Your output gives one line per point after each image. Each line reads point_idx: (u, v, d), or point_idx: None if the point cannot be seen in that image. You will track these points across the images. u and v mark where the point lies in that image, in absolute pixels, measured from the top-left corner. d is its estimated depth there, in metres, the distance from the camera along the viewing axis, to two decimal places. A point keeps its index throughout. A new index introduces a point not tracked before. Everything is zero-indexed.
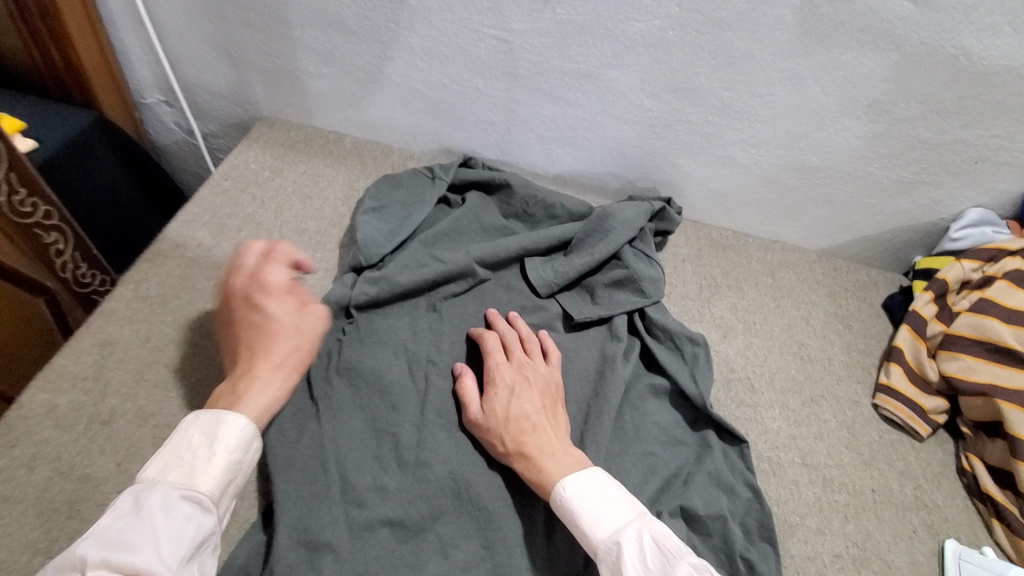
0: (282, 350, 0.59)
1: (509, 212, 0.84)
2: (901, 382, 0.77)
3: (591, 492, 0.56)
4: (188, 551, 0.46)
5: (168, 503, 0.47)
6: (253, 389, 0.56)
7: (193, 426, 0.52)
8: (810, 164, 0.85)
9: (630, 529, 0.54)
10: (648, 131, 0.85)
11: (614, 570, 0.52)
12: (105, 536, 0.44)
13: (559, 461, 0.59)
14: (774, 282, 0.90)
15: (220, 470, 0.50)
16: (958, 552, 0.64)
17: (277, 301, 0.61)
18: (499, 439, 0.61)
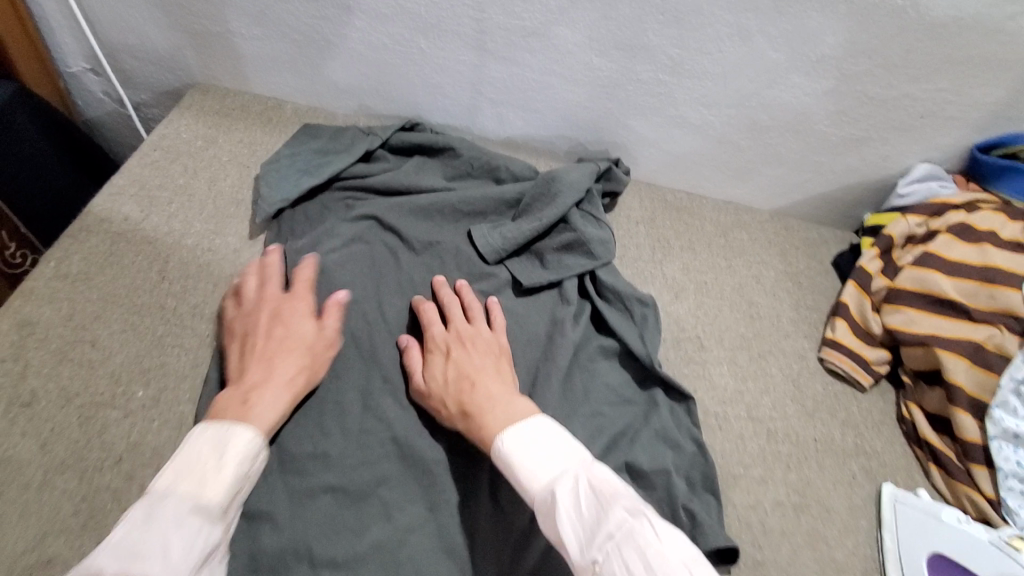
0: (295, 372, 0.58)
1: (451, 173, 0.84)
2: (846, 336, 0.79)
3: (529, 443, 0.55)
4: (200, 563, 0.45)
5: (177, 520, 0.45)
6: (260, 406, 0.54)
7: (201, 439, 0.50)
8: (761, 123, 0.84)
9: (569, 478, 0.52)
10: (600, 91, 0.83)
11: (549, 518, 0.50)
12: (117, 551, 0.43)
13: (500, 415, 0.58)
14: (726, 243, 0.91)
15: (228, 481, 0.48)
16: (894, 494, 0.65)
17: (302, 321, 0.62)
18: (442, 403, 0.60)
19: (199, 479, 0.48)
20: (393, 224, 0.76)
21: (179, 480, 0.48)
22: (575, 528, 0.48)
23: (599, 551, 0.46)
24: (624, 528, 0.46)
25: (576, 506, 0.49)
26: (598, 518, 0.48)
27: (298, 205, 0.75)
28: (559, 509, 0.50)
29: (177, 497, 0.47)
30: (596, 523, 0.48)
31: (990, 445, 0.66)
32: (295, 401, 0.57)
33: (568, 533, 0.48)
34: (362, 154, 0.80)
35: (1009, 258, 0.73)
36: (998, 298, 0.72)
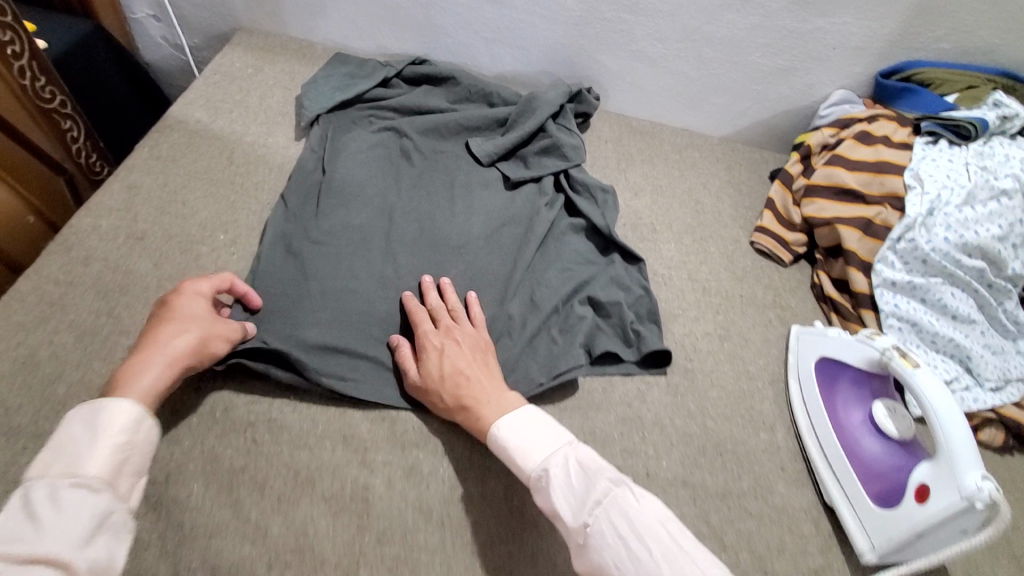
0: (181, 338, 0.60)
1: (453, 97, 1.03)
2: (772, 223, 0.97)
3: (521, 428, 0.62)
4: (94, 528, 0.45)
5: (52, 493, 0.45)
6: (134, 373, 0.56)
7: (72, 422, 0.51)
8: (705, 56, 1.03)
9: (558, 456, 0.60)
10: (573, 29, 1.02)
11: (544, 491, 0.58)
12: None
13: (494, 406, 0.65)
14: (680, 158, 1.10)
15: (108, 452, 0.49)
16: (797, 331, 0.83)
17: (189, 300, 0.64)
18: (438, 399, 0.66)
19: (76, 454, 0.49)
20: (407, 132, 0.95)
21: (53, 464, 0.48)
22: (568, 498, 0.57)
23: (590, 515, 0.55)
24: (609, 498, 0.55)
25: (568, 480, 0.58)
26: (587, 488, 0.56)
27: (332, 116, 0.95)
28: (553, 484, 0.58)
29: (54, 476, 0.47)
30: (586, 493, 0.56)
31: (875, 293, 0.85)
32: (179, 366, 0.59)
33: (564, 504, 0.57)
34: (381, 81, 1.00)
35: (897, 154, 0.91)
36: (887, 185, 0.89)
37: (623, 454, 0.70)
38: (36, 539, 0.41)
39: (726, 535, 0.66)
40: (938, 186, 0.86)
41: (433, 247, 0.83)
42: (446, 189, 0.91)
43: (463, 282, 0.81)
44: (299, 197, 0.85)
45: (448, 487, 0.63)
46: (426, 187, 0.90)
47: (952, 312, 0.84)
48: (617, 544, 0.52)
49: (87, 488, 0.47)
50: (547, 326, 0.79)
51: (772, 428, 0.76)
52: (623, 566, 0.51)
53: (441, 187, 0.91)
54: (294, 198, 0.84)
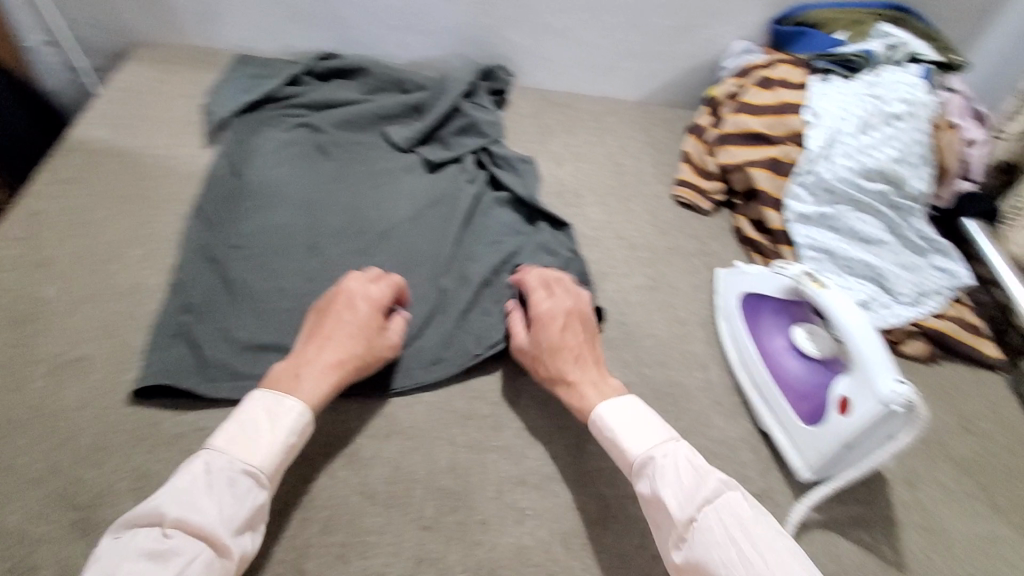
0: (354, 352, 0.65)
1: (366, 88, 1.03)
2: (689, 176, 1.01)
3: (623, 417, 0.63)
4: (245, 521, 0.53)
5: (226, 479, 0.54)
6: (308, 380, 0.61)
7: (258, 405, 0.58)
8: (608, 21, 1.06)
9: (667, 448, 0.61)
10: (477, 8, 1.03)
11: (650, 478, 0.59)
12: (177, 496, 0.52)
13: (586, 387, 0.67)
14: (599, 124, 1.12)
15: (273, 449, 0.56)
16: (722, 274, 0.87)
17: (365, 301, 0.69)
18: (536, 365, 0.70)
19: (252, 442, 0.56)
20: (321, 127, 0.94)
21: (231, 442, 0.56)
22: (672, 489, 0.57)
23: (698, 511, 0.56)
24: (724, 500, 0.57)
25: (677, 473, 0.59)
26: (698, 484, 0.58)
27: (239, 118, 0.93)
28: (660, 475, 0.59)
29: (232, 457, 0.55)
30: (698, 490, 0.57)
31: (788, 228, 0.90)
32: (341, 381, 0.63)
33: (669, 495, 0.57)
34: (289, 79, 0.99)
35: (794, 94, 0.95)
36: (789, 124, 0.93)
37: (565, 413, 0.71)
38: (207, 518, 0.51)
39: None
40: (834, 119, 0.91)
41: (358, 236, 0.83)
42: (366, 178, 0.90)
43: (391, 267, 0.80)
44: (212, 204, 0.82)
45: (391, 467, 0.64)
46: (344, 177, 0.89)
47: (861, 237, 0.89)
48: (728, 542, 0.54)
49: (251, 479, 0.55)
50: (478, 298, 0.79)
51: (706, 366, 0.79)
52: (733, 568, 0.52)
53: (361, 177, 0.90)
54: (207, 206, 0.82)
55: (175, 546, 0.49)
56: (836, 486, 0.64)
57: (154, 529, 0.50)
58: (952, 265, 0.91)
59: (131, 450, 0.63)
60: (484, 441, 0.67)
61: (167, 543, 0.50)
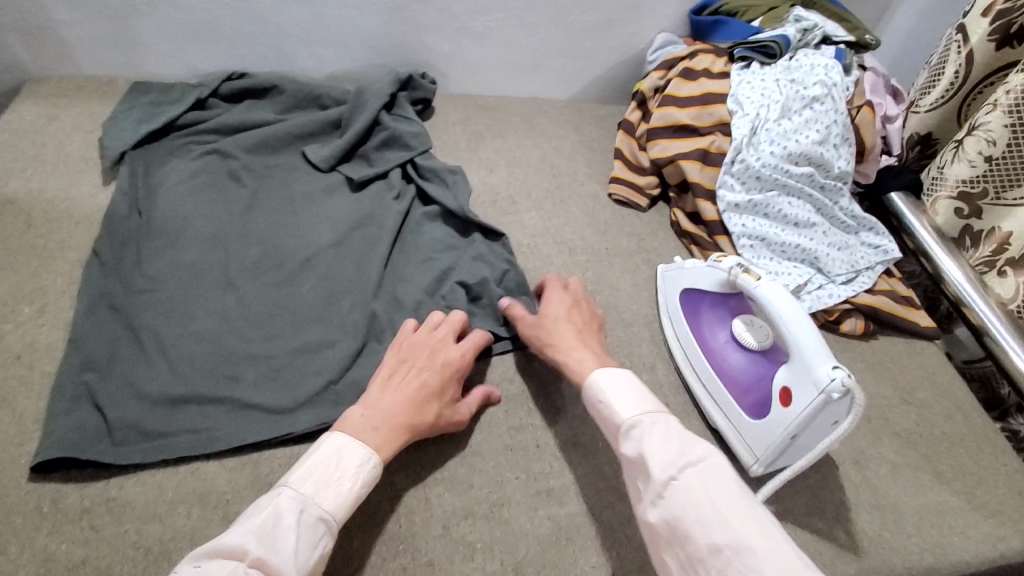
0: (426, 413, 0.62)
1: (282, 108, 0.98)
2: (623, 173, 1.00)
3: (618, 385, 0.62)
4: (313, 571, 0.50)
5: (307, 522, 0.51)
6: (381, 435, 0.59)
7: (339, 447, 0.56)
8: (529, 21, 1.03)
9: (658, 416, 0.59)
10: (391, 16, 0.99)
11: (635, 441, 0.57)
12: (258, 533, 0.48)
13: (586, 355, 0.67)
14: (531, 126, 1.10)
15: (350, 497, 0.54)
16: (662, 270, 0.87)
17: (448, 356, 0.67)
18: (539, 335, 0.71)
19: (326, 485, 0.54)
20: (232, 152, 0.88)
21: (314, 483, 0.54)
22: (656, 451, 0.55)
23: (678, 473, 0.53)
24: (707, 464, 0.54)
25: (661, 438, 0.56)
26: (683, 448, 0.55)
27: (140, 151, 0.87)
28: (646, 439, 0.57)
29: (313, 498, 0.53)
30: (682, 452, 0.55)
31: (723, 218, 0.90)
32: (403, 444, 0.60)
33: (651, 456, 0.55)
34: (195, 104, 0.93)
35: (717, 83, 0.96)
36: (715, 114, 0.93)
37: (511, 432, 0.69)
38: (282, 560, 0.48)
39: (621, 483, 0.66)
40: (756, 106, 0.91)
41: (280, 266, 0.78)
42: (286, 204, 0.85)
43: (317, 298, 0.76)
44: (113, 247, 0.76)
45: None
46: (261, 205, 0.84)
47: (793, 220, 0.90)
48: (706, 502, 0.51)
49: (324, 527, 0.52)
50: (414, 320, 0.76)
51: (652, 367, 0.78)
52: (710, 525, 0.50)
53: (280, 203, 0.85)
54: (107, 250, 0.75)
55: None
56: (787, 477, 0.63)
57: (233, 565, 0.46)
58: (880, 240, 0.93)
59: (31, 534, 0.56)
60: (428, 474, 0.64)
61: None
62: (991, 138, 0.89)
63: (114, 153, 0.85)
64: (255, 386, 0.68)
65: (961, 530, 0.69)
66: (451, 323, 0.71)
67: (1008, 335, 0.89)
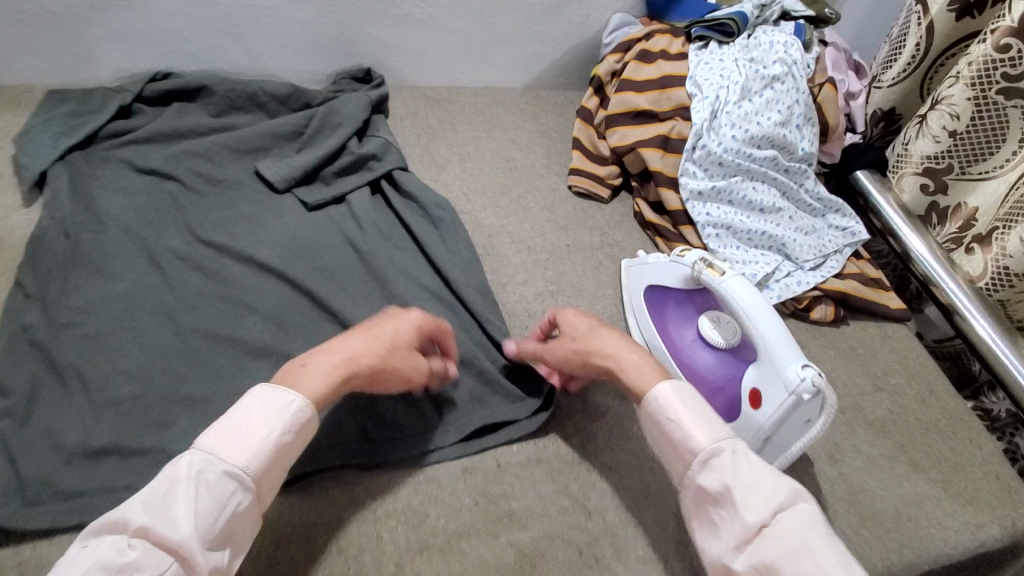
0: (367, 348, 0.57)
1: (216, 112, 0.91)
2: (582, 163, 0.96)
3: (687, 402, 0.56)
4: (219, 532, 0.46)
5: (207, 481, 0.46)
6: (314, 368, 0.54)
7: (259, 404, 0.51)
8: (475, 5, 0.97)
9: (738, 444, 0.53)
10: (323, 3, 0.92)
11: (721, 474, 0.51)
12: (149, 501, 0.45)
13: (641, 356, 0.59)
14: (484, 118, 1.04)
15: (263, 452, 0.49)
16: (626, 265, 0.83)
17: (408, 321, 0.62)
18: (578, 347, 0.63)
19: (237, 439, 0.49)
20: (162, 166, 0.82)
21: (219, 440, 0.49)
22: (746, 489, 0.49)
23: (770, 518, 0.48)
24: (797, 509, 0.49)
25: (749, 470, 0.51)
26: (772, 486, 0.50)
27: (57, 167, 0.79)
28: (733, 472, 0.51)
29: (219, 456, 0.48)
30: (772, 493, 0.49)
31: (687, 207, 0.87)
32: (343, 380, 0.55)
33: (741, 493, 0.49)
34: (118, 111, 0.86)
35: (675, 65, 0.92)
36: (673, 97, 0.90)
37: (470, 453, 0.64)
38: (172, 527, 0.44)
39: (589, 500, 0.63)
40: (715, 87, 0.86)
41: (215, 287, 0.72)
42: (223, 218, 0.79)
43: (256, 319, 0.70)
44: (34, 278, 0.69)
45: (268, 564, 0.54)
46: (196, 219, 0.78)
47: (758, 207, 0.86)
48: (803, 554, 0.45)
49: (234, 483, 0.48)
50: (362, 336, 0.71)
51: None
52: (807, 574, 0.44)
53: (217, 217, 0.79)
54: (29, 282, 0.68)
55: (133, 559, 0.42)
56: None
57: (116, 539, 0.43)
58: (847, 222, 0.90)
59: None
60: (381, 508, 0.59)
61: (129, 556, 0.42)
62: (954, 112, 0.86)
63: (35, 173, 0.78)
64: (188, 423, 0.61)
65: (939, 521, 0.67)
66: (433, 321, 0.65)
67: (977, 313, 0.87)
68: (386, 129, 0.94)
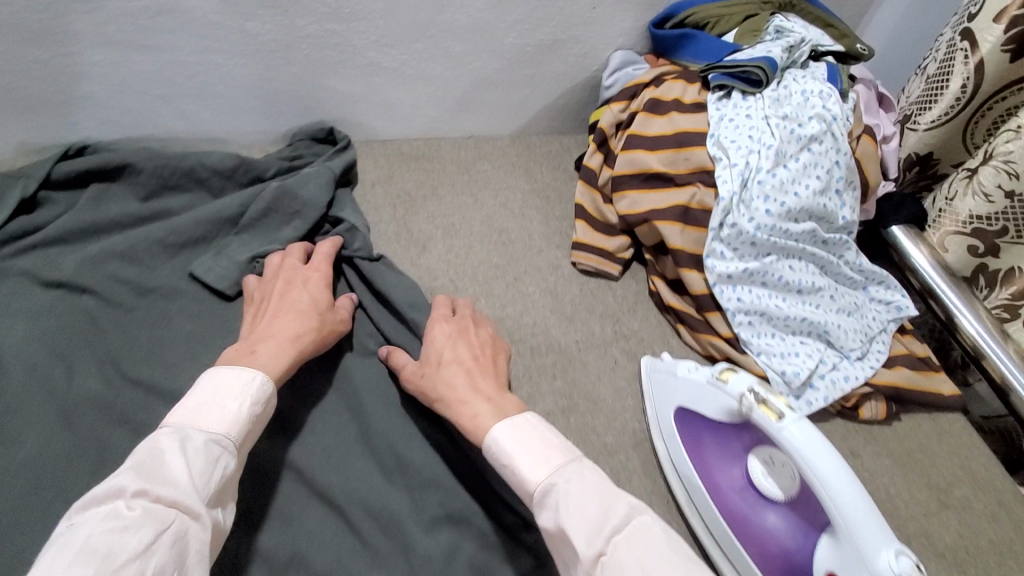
0: (302, 324, 0.62)
1: (146, 193, 0.74)
2: (587, 235, 0.82)
3: (518, 437, 0.54)
4: (217, 491, 0.48)
5: (194, 447, 0.48)
6: (265, 355, 0.58)
7: (224, 380, 0.53)
8: (454, 50, 0.82)
9: (568, 468, 0.51)
10: (271, 57, 0.76)
11: (553, 507, 0.49)
12: (139, 469, 0.45)
13: (478, 406, 0.58)
14: (471, 177, 0.90)
15: (243, 419, 0.52)
16: (648, 365, 0.71)
17: (319, 286, 0.67)
18: (430, 385, 0.61)
19: (212, 410, 0.51)
20: (78, 278, 0.66)
21: (193, 415, 0.50)
22: (575, 524, 0.47)
23: (605, 545, 0.46)
24: (634, 526, 0.47)
25: (579, 497, 0.49)
26: (606, 509, 0.48)
27: None
28: (562, 503, 0.49)
29: (195, 427, 0.49)
30: (606, 516, 0.47)
31: (714, 292, 0.74)
32: (300, 359, 0.60)
33: (570, 528, 0.47)
34: (19, 205, 0.69)
35: (693, 119, 0.78)
36: (692, 159, 0.76)
37: None
38: (174, 486, 0.45)
39: None
40: (744, 152, 0.74)
41: None
42: (161, 344, 0.64)
43: None
44: None
45: None
46: (128, 350, 0.63)
47: (796, 288, 0.74)
48: None
49: (220, 448, 0.49)
50: (345, 498, 0.59)
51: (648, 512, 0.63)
52: None
53: (154, 345, 0.64)
54: None
55: (137, 519, 0.42)
56: None
57: (111, 507, 0.43)
58: (892, 295, 0.79)
59: None
60: None
61: (128, 516, 0.42)
62: (1012, 169, 0.75)
63: None
64: None
65: None
66: (326, 271, 0.68)
67: None
68: (353, 209, 0.79)
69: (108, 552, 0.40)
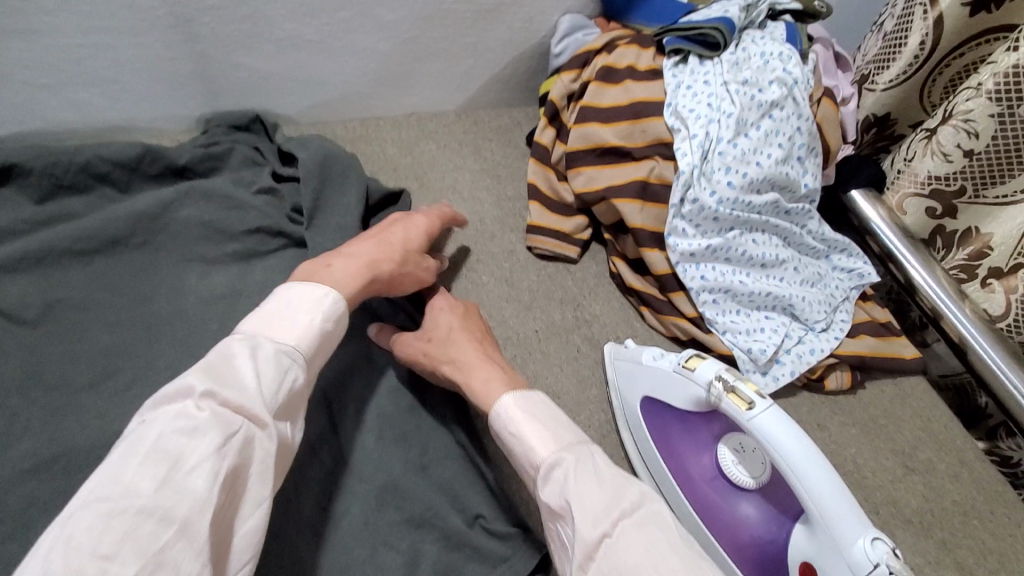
0: (384, 253, 0.59)
1: (39, 195, 0.65)
2: (543, 217, 0.77)
3: (531, 410, 0.53)
4: (286, 402, 0.46)
5: (262, 355, 0.46)
6: (338, 271, 0.55)
7: (297, 293, 0.51)
8: (384, 18, 0.73)
9: (581, 451, 0.50)
10: (173, 35, 0.67)
11: (561, 482, 0.48)
12: (207, 370, 0.43)
13: (489, 370, 0.57)
14: (414, 160, 0.83)
15: (313, 332, 0.49)
16: (612, 352, 0.68)
17: (411, 227, 0.64)
18: (433, 352, 0.60)
19: (280, 321, 0.49)
20: None
21: (263, 324, 0.48)
22: (584, 503, 0.46)
23: (611, 528, 0.44)
24: (640, 513, 0.45)
25: (588, 480, 0.48)
26: (613, 494, 0.46)
27: None
28: (568, 483, 0.48)
29: (265, 336, 0.47)
30: (617, 499, 0.46)
31: (677, 271, 0.71)
32: (371, 287, 0.57)
33: (577, 507, 0.46)
34: None
35: (647, 87, 0.73)
36: (649, 131, 0.72)
37: None
38: (242, 392, 0.43)
39: None
40: (703, 121, 0.70)
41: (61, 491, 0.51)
42: (71, 367, 0.57)
43: None
44: None
45: None
46: (32, 376, 0.56)
47: (760, 262, 0.72)
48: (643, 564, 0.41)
49: (289, 358, 0.47)
50: (286, 511, 0.53)
51: None
52: None
53: (64, 370, 0.57)
54: None
55: (207, 421, 0.40)
56: None
57: (181, 406, 0.41)
58: (856, 262, 0.78)
59: None
60: None
61: (198, 417, 0.41)
62: (972, 129, 0.74)
63: None
64: None
65: None
66: (432, 223, 0.67)
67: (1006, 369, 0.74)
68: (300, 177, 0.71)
69: (179, 454, 0.39)
